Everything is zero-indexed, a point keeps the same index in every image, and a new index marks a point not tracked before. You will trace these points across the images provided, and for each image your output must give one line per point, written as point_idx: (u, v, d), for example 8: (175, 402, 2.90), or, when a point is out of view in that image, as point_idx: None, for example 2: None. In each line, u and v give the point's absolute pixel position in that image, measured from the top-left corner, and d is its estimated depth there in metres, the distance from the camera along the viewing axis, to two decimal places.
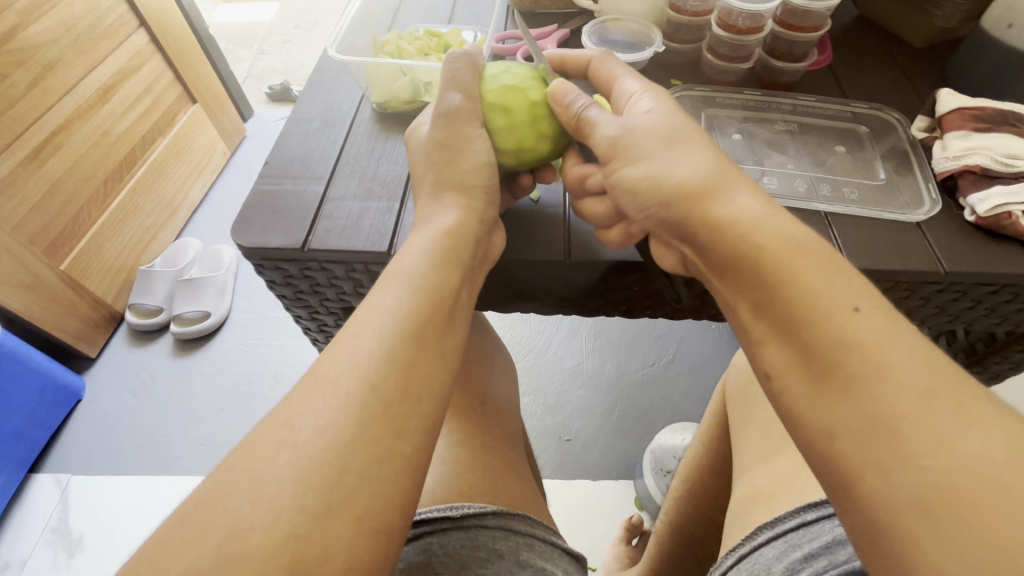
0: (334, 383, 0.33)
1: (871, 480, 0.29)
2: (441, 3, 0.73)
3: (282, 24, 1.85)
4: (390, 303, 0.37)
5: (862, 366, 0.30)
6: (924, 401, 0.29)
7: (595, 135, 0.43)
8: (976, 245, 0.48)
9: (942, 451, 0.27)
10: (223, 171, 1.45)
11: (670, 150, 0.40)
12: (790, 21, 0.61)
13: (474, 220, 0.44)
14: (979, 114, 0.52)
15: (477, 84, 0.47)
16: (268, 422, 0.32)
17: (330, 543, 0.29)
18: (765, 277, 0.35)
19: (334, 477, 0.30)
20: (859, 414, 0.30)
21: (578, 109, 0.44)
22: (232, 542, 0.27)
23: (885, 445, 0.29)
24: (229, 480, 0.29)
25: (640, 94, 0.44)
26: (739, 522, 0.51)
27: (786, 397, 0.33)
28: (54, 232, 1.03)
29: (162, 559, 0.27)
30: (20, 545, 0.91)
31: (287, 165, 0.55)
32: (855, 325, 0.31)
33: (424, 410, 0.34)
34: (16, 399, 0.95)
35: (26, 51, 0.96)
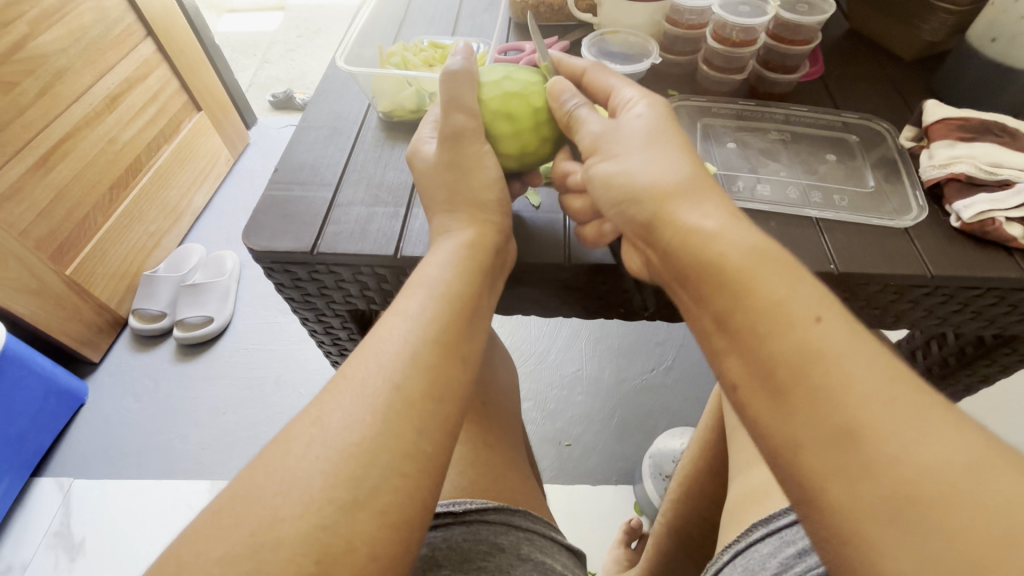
0: (362, 383, 0.34)
1: (836, 489, 0.29)
2: (444, 15, 0.76)
3: (285, 34, 1.88)
4: (415, 309, 0.39)
5: (823, 376, 0.31)
6: (883, 407, 0.29)
7: (581, 131, 0.46)
8: (963, 250, 0.50)
9: (902, 461, 0.28)
10: (226, 178, 1.47)
11: (648, 150, 0.42)
12: (784, 34, 0.63)
13: (490, 231, 0.46)
14: (964, 124, 0.54)
15: (479, 91, 0.47)
16: (298, 419, 0.33)
17: (356, 535, 0.30)
18: (730, 292, 0.36)
19: (362, 471, 0.31)
20: (820, 423, 0.30)
21: (571, 107, 0.46)
22: (264, 530, 0.29)
23: (849, 455, 0.29)
24: (260, 473, 0.31)
25: (635, 101, 0.46)
26: (735, 519, 0.52)
27: (751, 413, 0.34)
28: (60, 237, 1.05)
29: (197, 548, 0.28)
30: (22, 548, 0.91)
31: (296, 173, 0.57)
32: (817, 335, 0.32)
33: (445, 410, 0.35)
34: (20, 402, 0.96)
35: (37, 60, 0.98)
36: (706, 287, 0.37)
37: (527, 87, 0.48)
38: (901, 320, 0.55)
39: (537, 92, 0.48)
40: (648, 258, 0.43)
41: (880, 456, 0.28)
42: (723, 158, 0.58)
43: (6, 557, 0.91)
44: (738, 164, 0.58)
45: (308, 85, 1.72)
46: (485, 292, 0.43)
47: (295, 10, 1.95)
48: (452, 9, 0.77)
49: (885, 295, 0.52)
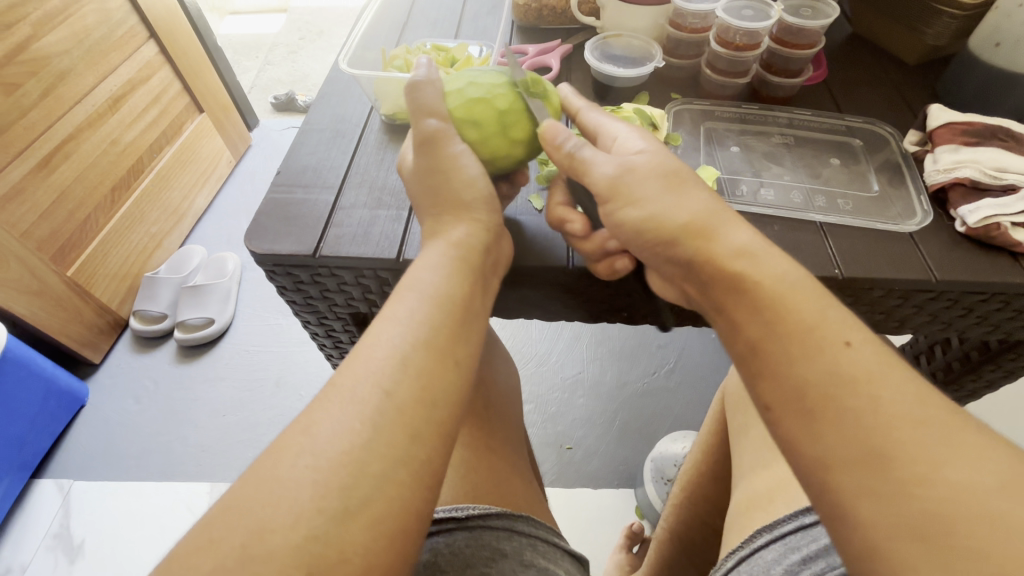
0: (350, 390, 0.34)
1: (868, 509, 0.29)
2: (448, 18, 0.76)
3: (288, 36, 1.88)
4: (404, 313, 0.38)
5: (855, 399, 0.32)
6: (915, 430, 0.30)
7: (591, 174, 0.45)
8: (967, 255, 0.50)
9: (932, 482, 0.29)
10: (228, 180, 1.47)
11: (670, 193, 0.42)
12: (786, 38, 0.63)
13: (483, 232, 0.46)
14: (968, 129, 0.54)
15: (443, 100, 0.47)
16: (288, 428, 0.33)
17: (348, 545, 0.30)
18: (762, 315, 0.37)
19: (352, 479, 0.31)
20: (856, 446, 0.31)
21: (571, 148, 0.45)
22: (254, 542, 0.29)
23: (881, 476, 0.29)
24: (250, 483, 0.31)
25: (625, 136, 0.47)
26: (737, 526, 0.52)
27: (783, 433, 0.34)
28: (62, 238, 1.05)
29: (189, 559, 0.28)
30: (21, 551, 0.91)
31: (298, 175, 0.57)
32: (848, 359, 0.33)
33: (438, 415, 0.35)
34: (20, 404, 0.96)
35: (39, 62, 0.98)
36: (736, 306, 0.38)
37: (492, 89, 0.47)
38: (905, 325, 0.55)
39: (503, 94, 0.47)
40: (680, 284, 0.44)
41: (912, 478, 0.29)
42: (726, 162, 0.58)
43: (5, 559, 0.90)
44: (742, 168, 0.57)
45: (310, 87, 1.72)
46: (480, 296, 0.43)
47: (297, 12, 1.95)
48: (454, 12, 0.77)
49: (890, 299, 0.51)
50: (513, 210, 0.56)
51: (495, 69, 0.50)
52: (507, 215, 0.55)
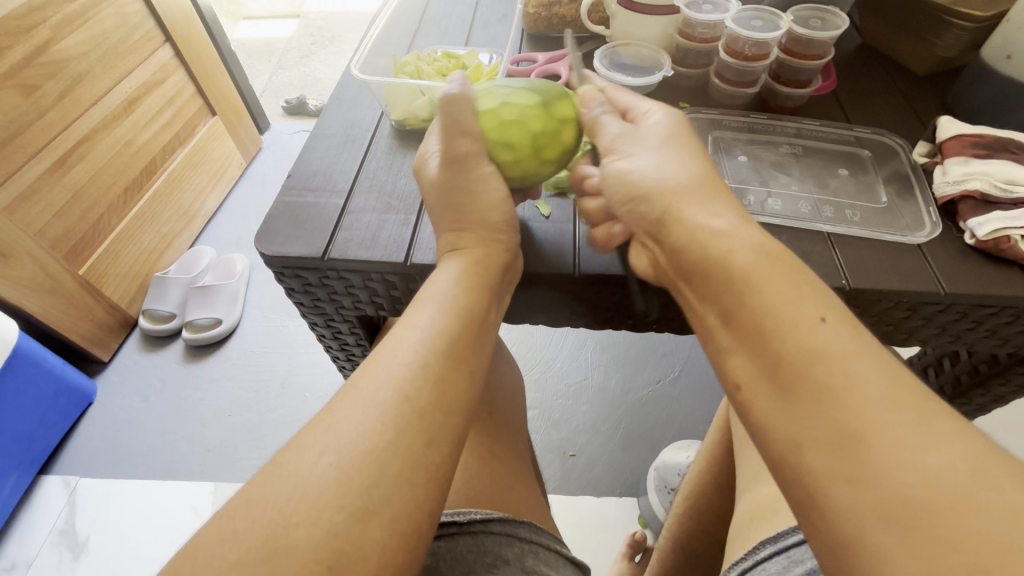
0: (372, 391, 0.34)
1: (840, 493, 0.29)
2: (459, 26, 0.77)
3: (300, 41, 1.90)
4: (425, 321, 0.39)
5: (829, 376, 0.31)
6: (888, 410, 0.29)
7: (602, 135, 0.47)
8: (976, 269, 0.49)
9: (902, 465, 0.28)
10: (238, 182, 1.49)
11: (665, 152, 0.43)
12: (795, 49, 0.63)
13: (501, 251, 0.47)
14: (977, 142, 0.54)
15: (477, 121, 0.47)
16: (311, 422, 0.34)
17: (367, 543, 0.30)
18: (737, 291, 0.36)
19: (374, 478, 0.31)
20: (825, 427, 0.30)
21: (594, 115, 0.48)
22: (279, 536, 0.29)
23: (849, 458, 0.29)
24: (270, 477, 0.31)
25: (653, 111, 0.47)
26: (741, 536, 0.52)
27: (755, 413, 0.34)
28: (74, 238, 1.07)
29: (213, 548, 0.29)
30: (26, 545, 0.92)
31: (309, 179, 0.58)
32: (822, 335, 0.32)
33: (454, 422, 0.35)
34: (31, 399, 0.97)
35: (58, 64, 1.00)
36: (709, 286, 0.38)
37: (526, 104, 0.47)
38: (913, 337, 0.55)
39: (541, 108, 0.47)
40: (653, 255, 0.44)
41: (883, 461, 0.28)
42: (734, 171, 0.58)
43: (10, 554, 0.91)
44: (750, 177, 0.58)
45: (322, 92, 1.74)
46: (490, 304, 0.43)
47: (309, 18, 1.98)
48: (466, 20, 0.78)
49: (897, 311, 0.51)
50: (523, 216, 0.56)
51: (523, 84, 0.50)
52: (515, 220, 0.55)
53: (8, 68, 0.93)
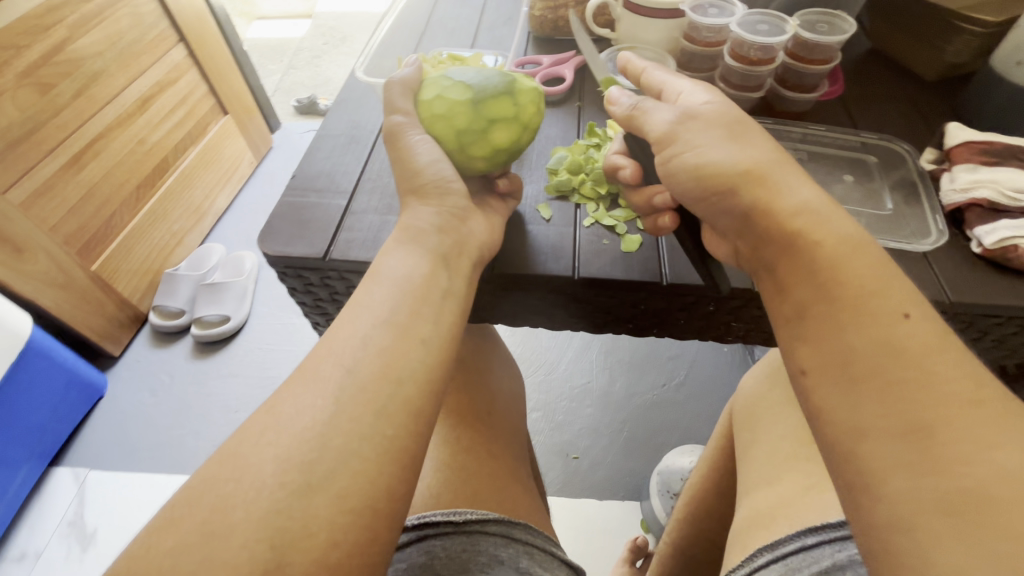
0: (314, 372, 0.35)
1: (897, 479, 0.31)
2: (465, 27, 0.77)
3: (312, 41, 1.92)
4: (377, 298, 0.39)
5: (905, 371, 0.33)
6: (962, 411, 0.31)
7: (653, 125, 0.46)
8: (982, 277, 0.48)
9: (972, 460, 0.29)
10: (249, 180, 1.50)
11: (732, 141, 0.43)
12: (801, 54, 0.62)
13: (443, 215, 0.46)
14: (987, 149, 0.53)
15: (416, 108, 0.50)
16: (258, 409, 0.34)
17: (312, 519, 0.30)
18: (814, 285, 0.38)
19: (315, 453, 0.32)
20: (898, 419, 0.32)
21: (631, 105, 0.48)
22: (218, 517, 0.29)
23: (919, 449, 0.31)
24: (223, 460, 0.31)
25: (690, 90, 0.47)
26: (739, 541, 0.51)
27: (817, 399, 0.36)
28: (88, 234, 1.08)
29: (156, 534, 0.29)
30: (35, 536, 0.94)
31: (313, 180, 0.58)
32: (903, 331, 0.34)
33: (405, 392, 0.35)
34: (42, 392, 0.99)
35: (74, 63, 1.02)
36: (789, 275, 0.39)
37: (446, 106, 0.48)
38: None
39: (456, 114, 0.48)
40: (732, 245, 0.46)
41: (953, 454, 0.30)
42: None
43: (20, 545, 0.93)
44: None
45: (333, 92, 1.76)
46: (458, 278, 0.43)
47: (322, 18, 2.00)
48: (472, 21, 0.78)
49: None
50: (522, 217, 0.56)
51: (471, 74, 0.50)
52: (513, 218, 0.55)
53: (25, 67, 0.94)
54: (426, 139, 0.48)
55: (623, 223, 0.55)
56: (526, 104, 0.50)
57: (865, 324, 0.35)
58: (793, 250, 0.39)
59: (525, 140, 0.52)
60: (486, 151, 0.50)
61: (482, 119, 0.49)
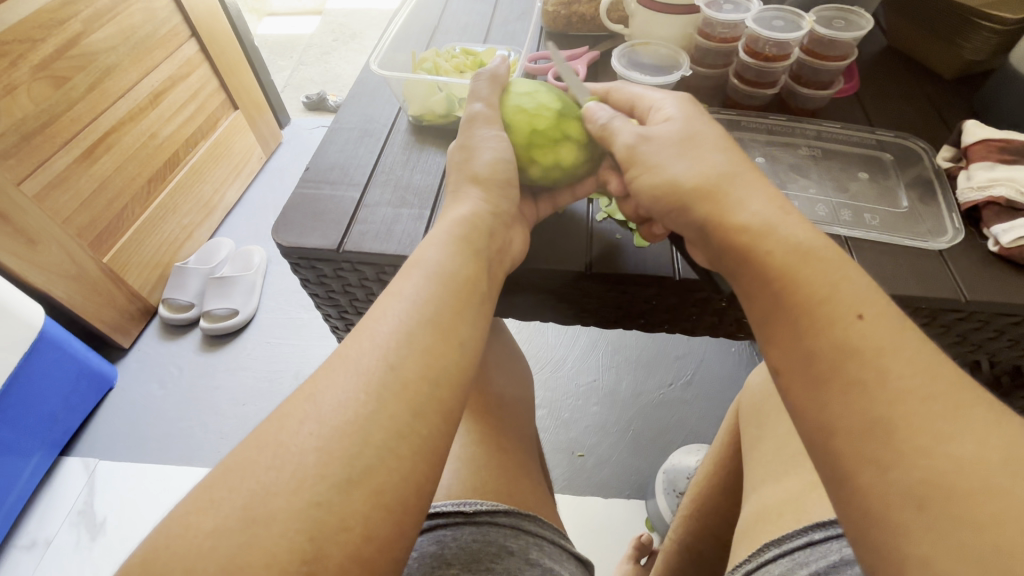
0: (356, 360, 0.35)
1: (867, 474, 0.31)
2: (478, 23, 0.77)
3: (322, 37, 1.93)
4: (409, 290, 0.39)
5: (861, 370, 0.33)
6: (921, 404, 0.31)
7: (616, 142, 0.47)
8: (999, 277, 0.48)
9: (932, 452, 0.29)
10: (258, 176, 1.51)
11: (685, 157, 0.43)
12: (817, 49, 0.62)
13: (491, 215, 0.47)
14: (1005, 146, 0.52)
15: (503, 97, 0.52)
16: (291, 398, 0.34)
17: (349, 514, 0.30)
18: (772, 291, 0.39)
19: (356, 449, 0.32)
20: (859, 415, 0.32)
21: (603, 121, 0.48)
22: (256, 506, 0.29)
23: (880, 445, 0.31)
24: (256, 447, 0.32)
25: (660, 104, 0.48)
26: (747, 537, 0.51)
27: (791, 399, 0.36)
28: (100, 226, 1.09)
29: (188, 519, 0.29)
30: (45, 525, 0.95)
31: (326, 172, 0.58)
32: (854, 332, 0.34)
33: (439, 391, 0.36)
34: (54, 383, 1.00)
35: (87, 58, 1.03)
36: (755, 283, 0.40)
37: (533, 106, 0.50)
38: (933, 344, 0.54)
39: (540, 116, 0.50)
40: (704, 254, 0.45)
41: (912, 448, 0.30)
42: None
43: (31, 532, 0.94)
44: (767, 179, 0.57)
45: (342, 88, 1.76)
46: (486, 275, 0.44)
47: (332, 14, 2.01)
48: (485, 17, 0.78)
49: (917, 317, 0.50)
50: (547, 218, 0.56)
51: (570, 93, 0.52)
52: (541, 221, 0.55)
53: (40, 60, 0.95)
54: (497, 138, 0.50)
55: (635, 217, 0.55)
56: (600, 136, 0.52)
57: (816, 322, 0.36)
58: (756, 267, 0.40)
59: (586, 173, 0.52)
60: (547, 160, 0.50)
61: (559, 131, 0.49)
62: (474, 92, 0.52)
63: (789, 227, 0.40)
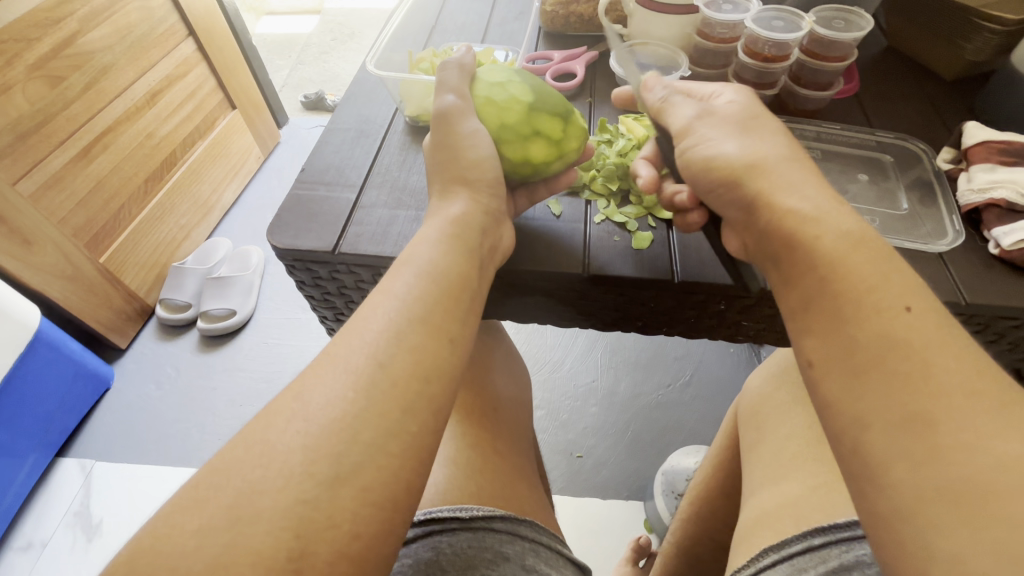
0: (344, 359, 0.34)
1: (901, 468, 0.31)
2: (476, 22, 0.76)
3: (321, 37, 1.92)
4: (401, 288, 0.39)
5: (906, 363, 0.32)
6: (965, 400, 0.30)
7: (672, 117, 0.47)
8: (999, 279, 0.48)
9: (974, 449, 0.29)
10: (256, 176, 1.51)
11: (742, 136, 0.44)
12: (817, 50, 0.62)
13: (480, 211, 0.47)
14: (1005, 148, 0.52)
15: (471, 86, 0.52)
16: (280, 396, 0.34)
17: (337, 511, 0.30)
18: (817, 276, 0.38)
19: (343, 446, 0.31)
20: (899, 407, 0.32)
21: (660, 98, 0.49)
22: (243, 503, 0.29)
23: (921, 440, 0.30)
24: (244, 445, 0.31)
25: (720, 89, 0.49)
26: (745, 540, 0.51)
27: (822, 389, 0.36)
28: (97, 226, 1.09)
29: (176, 519, 0.29)
30: (41, 526, 0.94)
31: (322, 173, 0.58)
32: (903, 323, 0.34)
33: (431, 390, 0.35)
34: (51, 383, 0.99)
35: (83, 57, 1.02)
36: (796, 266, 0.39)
37: (502, 99, 0.50)
38: None
39: (509, 110, 0.50)
40: (740, 237, 0.45)
41: (954, 445, 0.30)
42: None
43: (26, 534, 0.94)
44: None
45: (340, 87, 1.75)
46: (476, 272, 0.43)
47: (331, 14, 2.00)
48: (483, 17, 0.77)
49: None
50: (531, 213, 0.56)
51: (537, 85, 0.53)
52: (529, 227, 0.54)
53: (35, 60, 0.95)
54: (479, 130, 0.49)
55: (634, 220, 0.54)
56: (573, 132, 0.52)
57: (860, 312, 0.35)
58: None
59: (555, 170, 0.53)
60: (518, 157, 0.51)
61: (529, 126, 0.50)
62: (443, 82, 0.51)
63: (819, 223, 0.39)
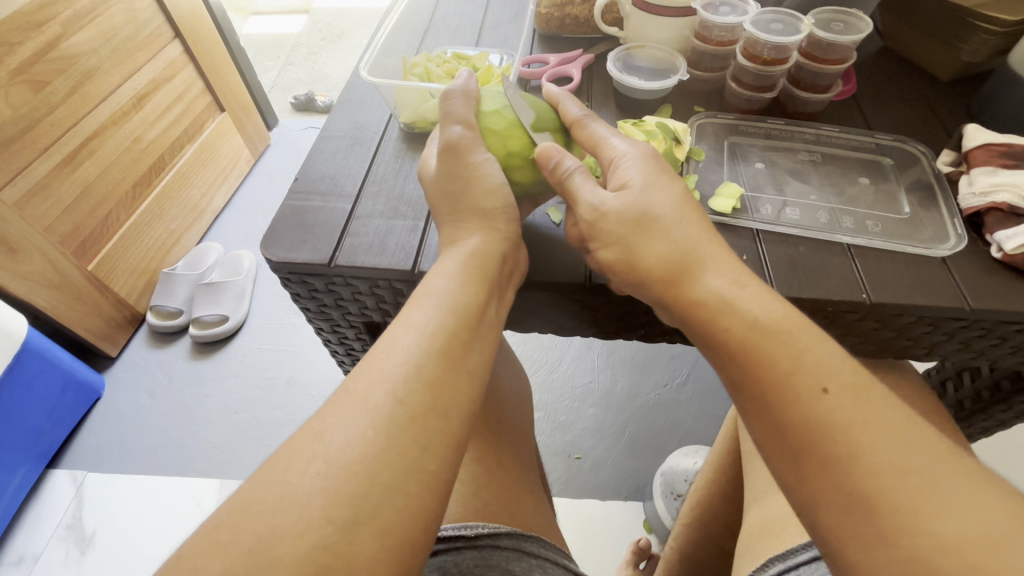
0: (363, 398, 0.33)
1: (854, 551, 0.32)
2: (470, 25, 0.75)
3: (309, 37, 1.90)
4: (420, 319, 0.38)
5: (831, 447, 0.33)
6: (897, 479, 0.31)
7: (579, 203, 0.45)
8: (1006, 285, 0.47)
9: (915, 532, 0.30)
10: (245, 179, 1.48)
11: (641, 236, 0.42)
12: (815, 53, 0.62)
13: (501, 241, 0.46)
14: (1006, 151, 0.52)
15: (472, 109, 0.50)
16: (301, 433, 0.32)
17: (355, 556, 0.29)
18: (737, 364, 0.38)
19: (362, 489, 0.30)
20: (838, 491, 0.32)
21: (567, 172, 0.46)
22: (262, 550, 0.28)
23: (865, 521, 0.31)
24: (261, 486, 0.30)
25: (627, 159, 0.46)
26: (751, 550, 0.51)
27: (771, 468, 0.36)
28: (84, 233, 1.07)
29: (196, 563, 0.28)
30: (34, 540, 0.92)
31: (316, 182, 0.57)
32: (822, 409, 0.34)
33: (447, 423, 0.34)
34: (40, 395, 0.97)
35: (68, 60, 1.00)
36: None
37: (505, 125, 0.49)
38: (934, 351, 0.53)
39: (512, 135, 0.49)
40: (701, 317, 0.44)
41: (894, 524, 0.31)
42: (749, 177, 0.57)
43: (18, 548, 0.92)
44: (765, 184, 0.56)
45: (330, 88, 1.74)
46: (491, 296, 0.42)
47: (319, 14, 1.97)
48: (476, 18, 0.76)
49: (919, 325, 0.50)
50: (534, 218, 0.55)
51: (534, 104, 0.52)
52: (530, 232, 0.54)
53: (18, 63, 0.92)
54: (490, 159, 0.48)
55: None
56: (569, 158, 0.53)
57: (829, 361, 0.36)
58: (730, 299, 0.39)
59: None
60: (526, 180, 0.50)
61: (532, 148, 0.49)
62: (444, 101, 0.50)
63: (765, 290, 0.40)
